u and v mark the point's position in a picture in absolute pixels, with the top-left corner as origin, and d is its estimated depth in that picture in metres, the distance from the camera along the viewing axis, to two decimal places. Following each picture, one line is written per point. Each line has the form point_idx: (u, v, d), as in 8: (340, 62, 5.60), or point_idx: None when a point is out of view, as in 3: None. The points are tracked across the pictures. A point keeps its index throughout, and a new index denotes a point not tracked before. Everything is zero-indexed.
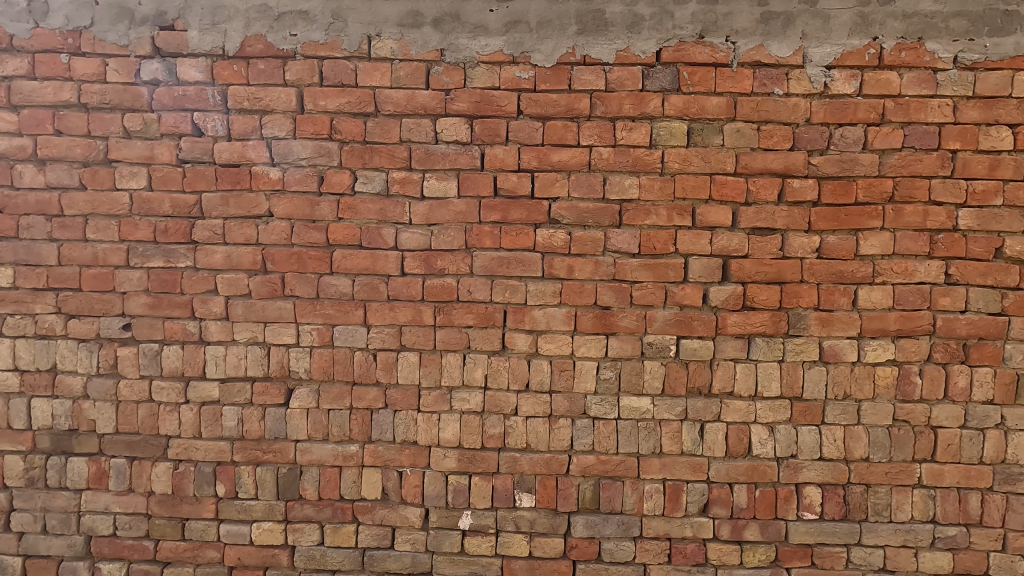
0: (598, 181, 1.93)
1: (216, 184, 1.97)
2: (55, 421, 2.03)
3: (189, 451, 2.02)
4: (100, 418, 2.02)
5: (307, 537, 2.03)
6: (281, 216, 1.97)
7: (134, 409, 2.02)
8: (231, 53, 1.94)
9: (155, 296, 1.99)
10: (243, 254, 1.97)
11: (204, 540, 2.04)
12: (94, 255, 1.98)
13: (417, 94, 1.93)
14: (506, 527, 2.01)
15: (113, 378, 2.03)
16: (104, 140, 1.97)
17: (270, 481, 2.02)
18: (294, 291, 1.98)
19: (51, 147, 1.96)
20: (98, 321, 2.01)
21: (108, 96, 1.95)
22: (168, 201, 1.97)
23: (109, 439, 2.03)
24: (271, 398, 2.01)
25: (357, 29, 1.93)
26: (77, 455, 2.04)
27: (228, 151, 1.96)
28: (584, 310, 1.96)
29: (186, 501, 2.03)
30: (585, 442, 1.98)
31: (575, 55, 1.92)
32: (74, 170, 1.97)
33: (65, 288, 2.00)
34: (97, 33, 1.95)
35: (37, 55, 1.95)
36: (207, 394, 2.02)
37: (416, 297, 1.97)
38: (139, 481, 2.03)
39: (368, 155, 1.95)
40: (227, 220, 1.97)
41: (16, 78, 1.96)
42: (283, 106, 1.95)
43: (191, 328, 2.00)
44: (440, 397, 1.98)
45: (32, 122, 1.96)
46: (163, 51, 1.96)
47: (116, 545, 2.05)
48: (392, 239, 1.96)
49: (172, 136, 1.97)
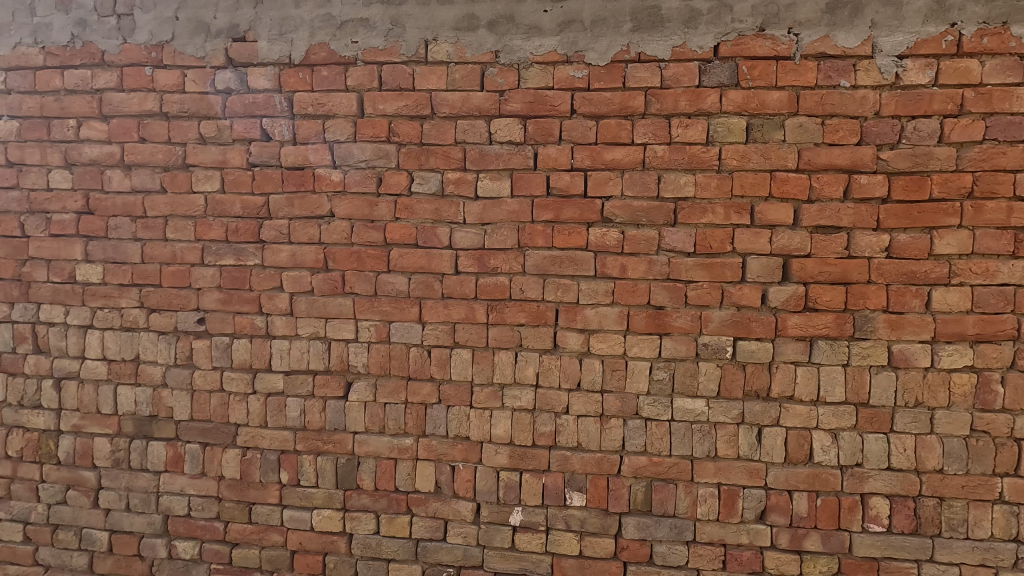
0: (652, 179, 1.91)
1: (282, 186, 2.07)
2: (138, 407, 2.19)
3: (256, 439, 2.14)
4: (177, 406, 2.17)
5: (364, 525, 2.10)
6: (341, 216, 2.05)
7: (207, 397, 2.16)
8: (297, 61, 2.04)
9: (226, 292, 2.12)
10: (307, 253, 2.07)
11: (269, 524, 2.15)
12: (172, 253, 2.13)
13: (472, 96, 1.97)
14: (556, 525, 2.01)
15: (189, 369, 2.17)
16: (182, 146, 2.11)
17: (329, 470, 2.11)
18: (354, 289, 2.06)
19: (137, 153, 2.12)
20: (176, 315, 2.15)
21: (186, 105, 2.09)
22: (239, 203, 2.09)
23: (185, 425, 2.17)
24: (331, 390, 2.10)
25: (414, 34, 1.99)
26: (156, 440, 2.19)
27: (294, 155, 2.06)
28: (637, 310, 1.94)
29: (252, 486, 2.15)
30: (637, 444, 1.96)
31: (630, 53, 1.90)
32: (156, 175, 2.12)
33: (147, 284, 2.15)
34: (177, 46, 2.09)
35: (125, 69, 2.11)
36: (272, 385, 2.12)
37: (469, 296, 2.01)
38: (211, 466, 2.16)
39: (424, 156, 2.00)
40: (292, 221, 2.07)
41: (106, 90, 2.12)
42: (344, 110, 2.03)
43: (259, 322, 2.12)
44: (492, 394, 2.01)
45: (120, 130, 2.12)
46: (235, 61, 2.07)
47: (190, 525, 2.19)
48: (446, 238, 2.01)
49: (243, 141, 2.09)
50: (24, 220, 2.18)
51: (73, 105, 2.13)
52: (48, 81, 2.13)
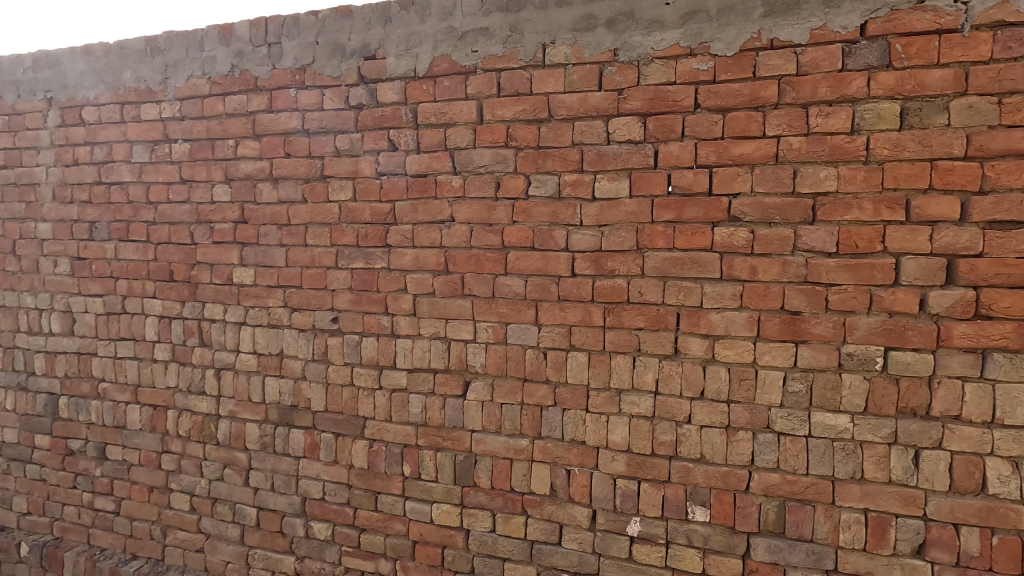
0: (786, 174, 1.77)
1: (407, 193, 2.18)
2: (282, 397, 2.42)
3: (382, 432, 2.27)
4: (314, 397, 2.36)
5: (481, 523, 2.15)
6: (461, 220, 2.12)
7: (340, 391, 2.33)
8: (421, 73, 2.14)
9: (357, 293, 2.27)
10: (429, 256, 2.16)
11: (393, 514, 2.27)
12: (311, 257, 2.32)
13: (590, 96, 1.95)
14: (677, 539, 1.92)
15: (324, 364, 2.35)
16: (320, 159, 2.30)
17: (448, 465, 2.18)
18: (473, 291, 2.12)
19: (283, 167, 2.34)
20: (314, 314, 2.35)
21: (325, 122, 2.27)
22: (369, 210, 2.23)
23: (320, 415, 2.36)
24: (451, 389, 2.17)
25: (532, 39, 2.01)
26: (296, 427, 2.40)
27: (418, 163, 2.16)
28: (768, 315, 1.80)
29: (378, 476, 2.28)
30: (768, 459, 1.82)
31: (761, 40, 1.78)
32: (298, 186, 2.33)
33: (290, 285, 2.37)
34: (317, 68, 2.28)
35: (274, 92, 2.34)
36: (397, 381, 2.24)
37: (586, 298, 1.98)
38: (342, 454, 2.33)
39: (541, 159, 2.01)
40: (416, 226, 2.18)
41: (258, 112, 2.37)
42: (465, 118, 2.09)
43: (385, 322, 2.25)
44: (608, 399, 1.97)
45: (270, 147, 2.36)
46: (366, 78, 2.22)
47: (324, 508, 2.37)
48: (563, 241, 2.00)
49: (372, 152, 2.23)
50: (193, 229, 2.50)
51: (233, 127, 2.41)
52: (212, 107, 2.43)
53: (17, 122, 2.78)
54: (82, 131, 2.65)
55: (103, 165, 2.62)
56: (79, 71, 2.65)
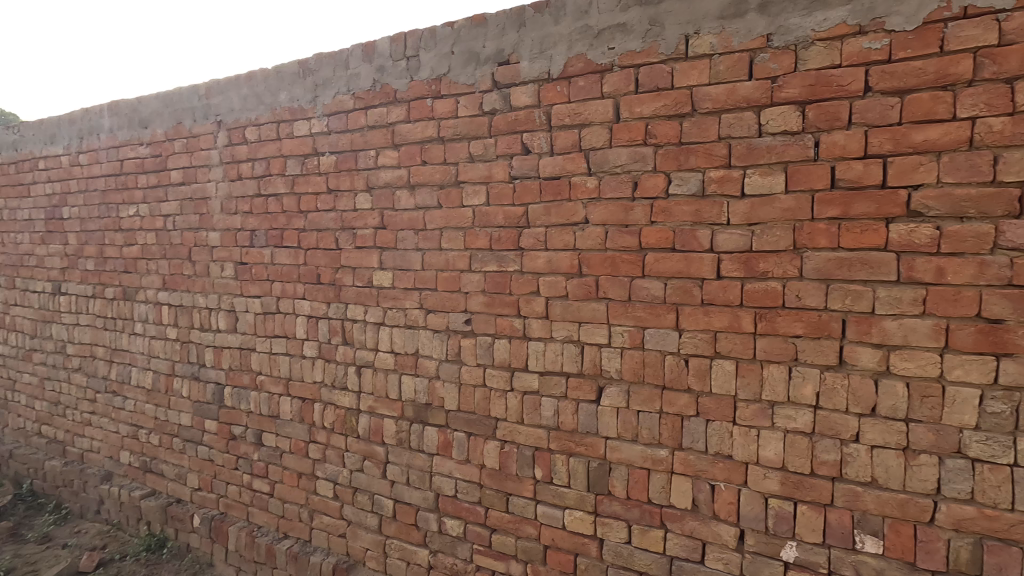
0: (984, 161, 1.54)
1: (540, 195, 2.18)
2: (417, 395, 2.51)
3: (513, 434, 2.29)
4: (448, 396, 2.43)
5: (616, 533, 2.08)
6: (596, 222, 2.07)
7: (472, 391, 2.38)
8: (555, 75, 2.13)
9: (490, 295, 2.31)
10: (563, 259, 2.14)
11: (524, 516, 2.28)
12: (446, 261, 2.39)
13: (739, 87, 1.82)
14: (842, 570, 1.74)
15: (457, 364, 2.41)
16: (455, 165, 2.36)
17: (581, 472, 2.14)
18: (608, 294, 2.06)
19: (420, 174, 2.44)
20: (448, 316, 2.41)
21: (459, 128, 2.33)
22: (502, 213, 2.25)
23: (453, 415, 2.43)
24: (584, 394, 2.13)
25: (674, 30, 1.92)
26: (430, 425, 2.49)
27: (552, 165, 2.15)
28: (959, 323, 1.57)
29: (510, 477, 2.30)
30: (959, 489, 1.59)
31: (952, 9, 1.56)
32: (434, 193, 2.41)
33: (426, 288, 2.46)
34: (452, 77, 2.34)
35: (412, 103, 2.44)
36: (529, 384, 2.25)
37: (733, 302, 1.86)
38: (474, 454, 2.38)
39: (683, 156, 1.92)
40: (549, 228, 2.17)
41: (397, 123, 2.49)
42: (600, 117, 2.05)
43: (517, 324, 2.26)
44: (759, 411, 1.83)
45: (407, 156, 2.46)
46: (500, 84, 2.24)
47: (457, 505, 2.43)
48: (707, 241, 1.89)
49: (505, 156, 2.25)
50: (338, 235, 2.67)
51: (374, 138, 2.55)
52: (356, 120, 2.59)
53: (193, 144, 3.16)
54: (245, 148, 2.95)
55: (263, 178, 2.89)
56: (243, 95, 2.95)
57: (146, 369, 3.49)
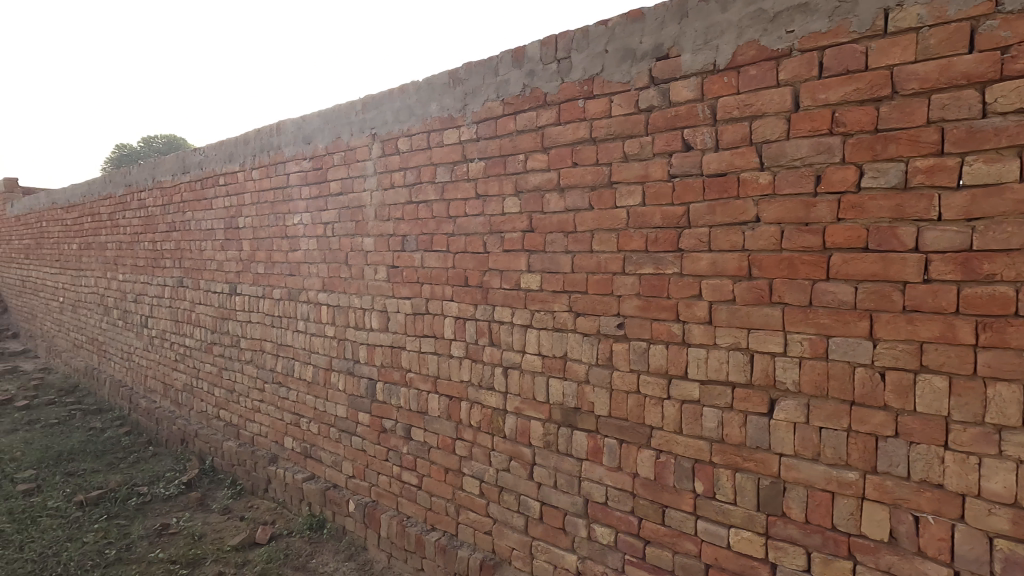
0: None
1: (704, 194, 2.06)
2: (565, 399, 2.50)
3: (671, 444, 2.19)
4: (598, 401, 2.39)
5: (792, 559, 1.91)
6: (770, 220, 1.92)
7: (624, 397, 2.31)
8: (722, 66, 2.00)
9: (645, 299, 2.23)
10: (730, 261, 2.01)
11: (682, 531, 2.17)
12: (597, 263, 2.35)
13: (955, 62, 1.59)
14: None
15: (608, 369, 2.36)
16: (608, 166, 2.31)
17: (750, 489, 1.99)
18: (784, 298, 1.90)
19: (570, 177, 2.42)
20: (599, 319, 2.37)
21: (613, 128, 2.28)
22: (660, 213, 2.17)
23: (604, 420, 2.37)
24: (753, 405, 1.98)
25: (869, 5, 1.72)
26: (579, 429, 2.46)
27: (717, 161, 2.03)
28: None
29: (666, 489, 2.20)
30: None
31: None
32: (585, 194, 2.38)
33: (576, 290, 2.43)
34: (606, 76, 2.30)
35: (562, 105, 2.43)
36: (688, 393, 2.14)
37: (946, 309, 1.62)
38: (627, 462, 2.31)
39: (880, 145, 1.71)
40: (713, 228, 2.04)
41: (547, 126, 2.49)
42: (776, 107, 1.89)
43: (676, 329, 2.15)
44: (982, 436, 1.58)
45: (558, 159, 2.46)
46: (658, 79, 2.16)
47: (608, 513, 2.37)
48: (911, 240, 1.67)
49: (664, 154, 2.16)
50: (487, 239, 2.73)
51: (523, 142, 2.57)
52: (505, 126, 2.63)
53: (350, 156, 3.40)
54: (397, 158, 3.13)
55: (414, 186, 3.05)
56: (396, 108, 3.12)
57: (307, 363, 3.83)
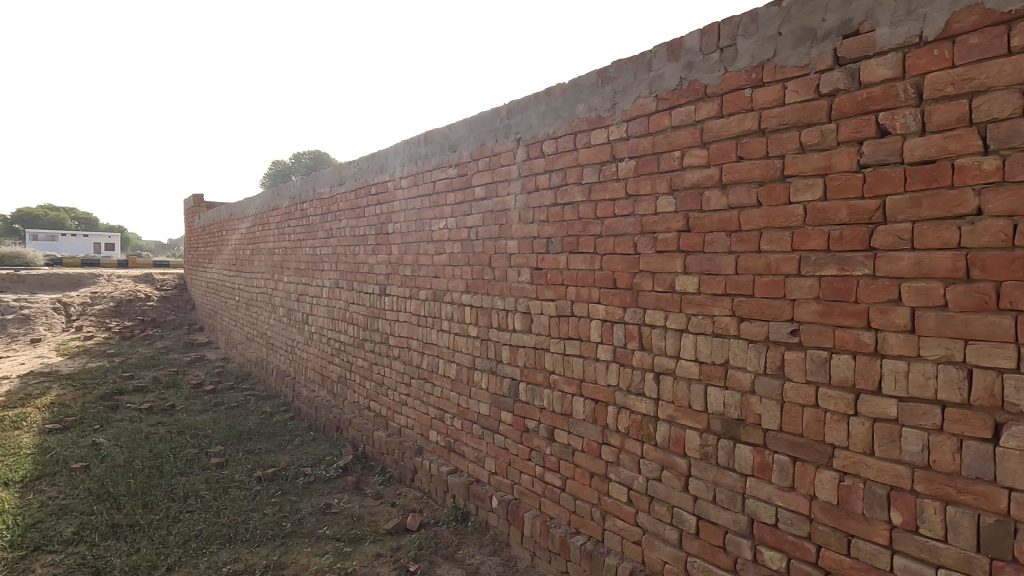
0: None
1: (904, 185, 1.81)
2: (727, 409, 2.33)
3: (859, 466, 1.95)
4: (766, 414, 2.20)
5: None
6: (996, 213, 1.64)
7: (799, 411, 2.10)
8: (931, 37, 1.75)
9: (826, 303, 2.01)
10: (940, 261, 1.74)
11: (874, 565, 1.93)
12: (767, 264, 2.16)
13: None
14: None
15: (779, 379, 2.16)
16: (780, 158, 2.12)
17: (967, 526, 1.71)
18: (1017, 305, 1.61)
19: (734, 172, 2.26)
20: (767, 325, 2.18)
21: (787, 117, 2.09)
22: (846, 208, 1.94)
23: (773, 435, 2.18)
24: (972, 429, 1.70)
25: None
26: (743, 443, 2.29)
27: (923, 147, 1.77)
28: None
29: (853, 516, 1.97)
30: None
31: None
32: (753, 190, 2.21)
33: (740, 294, 2.26)
34: (779, 61, 2.12)
35: (726, 96, 2.28)
36: (883, 410, 1.89)
37: None
38: (802, 482, 2.10)
39: None
40: (918, 224, 1.78)
41: (707, 120, 2.35)
42: (1007, 79, 1.61)
43: (866, 338, 1.92)
44: None
45: (720, 153, 2.31)
46: (845, 59, 1.94)
47: (778, 536, 2.18)
48: None
49: (852, 142, 1.94)
50: (637, 240, 2.64)
51: (679, 138, 2.46)
52: (659, 122, 2.53)
53: (495, 161, 3.50)
54: (543, 161, 3.15)
55: (560, 188, 3.05)
56: (542, 111, 3.16)
57: (451, 361, 4.01)
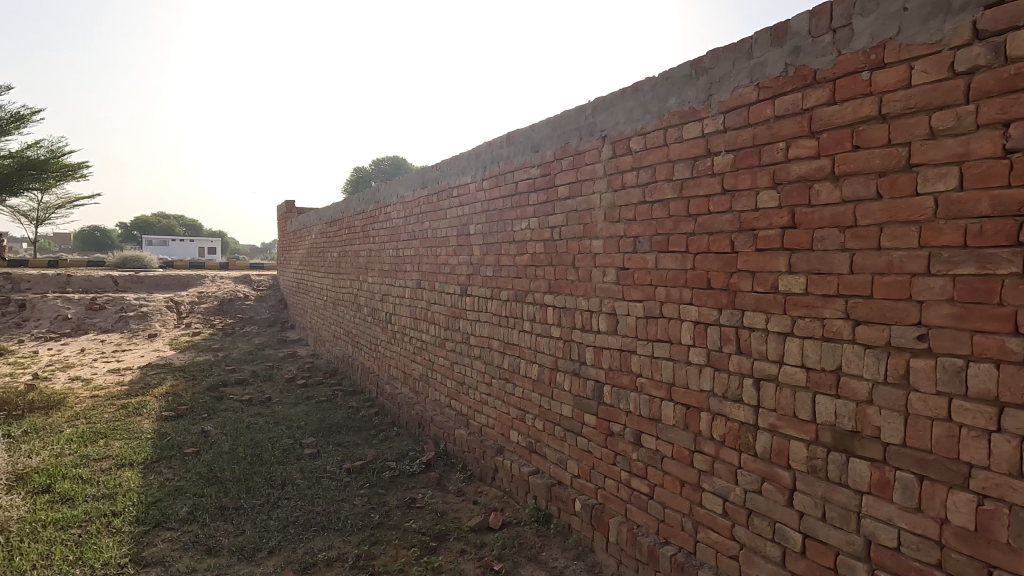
0: None
1: None
2: (839, 420, 2.15)
3: (1003, 490, 1.73)
4: (887, 427, 2.01)
5: None
6: None
7: (927, 425, 1.90)
8: None
9: (962, 306, 1.80)
10: None
11: None
12: (888, 262, 1.98)
13: None
14: None
15: (902, 389, 1.96)
16: (905, 146, 1.94)
17: None
18: None
19: (849, 163, 2.09)
20: (888, 329, 1.99)
21: (914, 100, 1.90)
22: (987, 199, 1.73)
23: (895, 450, 1.99)
24: None
25: None
26: (858, 457, 2.10)
27: None
28: None
29: (996, 546, 1.75)
30: None
31: None
32: (871, 182, 2.02)
33: (855, 295, 2.08)
34: (904, 39, 1.93)
35: (839, 81, 2.11)
36: None
37: None
38: (931, 504, 1.90)
39: None
40: None
41: (817, 108, 2.19)
42: None
43: (1013, 346, 1.70)
44: None
45: (832, 143, 2.14)
46: (987, 33, 1.74)
47: (901, 561, 1.98)
48: None
49: (995, 125, 1.73)
50: (735, 238, 2.50)
51: (784, 128, 2.30)
52: (760, 113, 2.39)
53: (579, 160, 3.46)
54: (630, 158, 3.07)
55: (648, 186, 2.96)
56: (629, 107, 3.08)
57: (533, 362, 4.00)
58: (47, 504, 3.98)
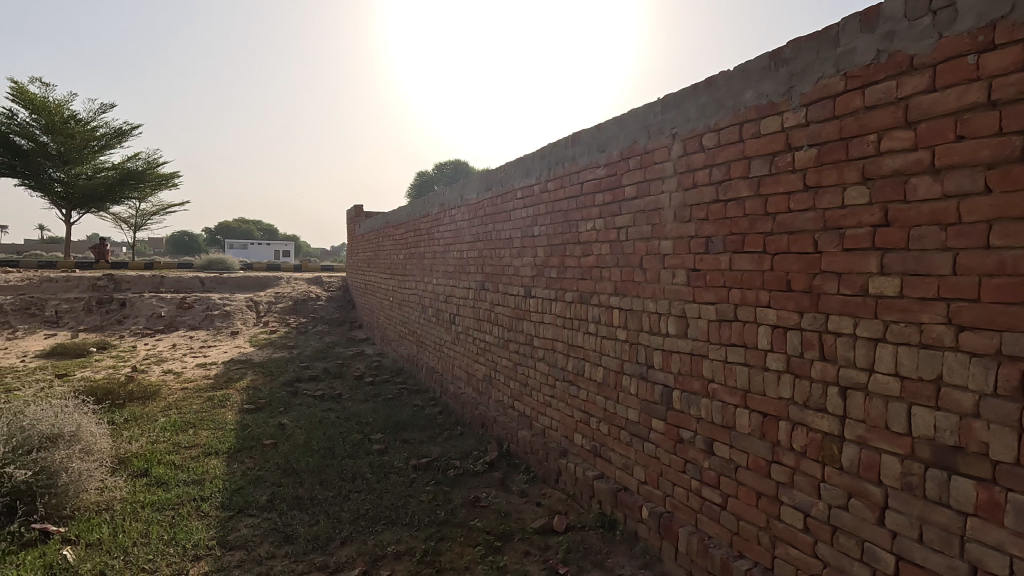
0: None
1: None
2: (939, 434, 1.98)
3: None
4: (997, 443, 1.82)
5: None
6: None
7: None
8: None
9: None
10: None
11: None
12: (998, 263, 1.80)
13: None
14: None
15: (1016, 402, 1.78)
16: (1020, 135, 1.76)
17: None
18: None
19: (952, 155, 1.92)
20: (998, 336, 1.81)
21: None
22: None
23: (1007, 469, 1.80)
24: None
25: None
26: (962, 476, 1.92)
27: None
28: None
29: None
30: None
31: None
32: (978, 175, 1.85)
33: (959, 298, 1.91)
34: (1018, 17, 1.76)
35: (941, 66, 1.95)
36: None
37: None
38: None
39: None
40: None
41: (914, 96, 2.04)
42: None
43: None
44: None
45: (931, 134, 1.98)
46: None
47: None
48: None
49: None
50: (818, 237, 2.36)
51: (875, 119, 2.16)
52: (848, 103, 2.25)
53: (647, 159, 3.38)
54: (703, 156, 2.97)
55: (721, 184, 2.85)
56: (702, 103, 2.98)
57: (598, 365, 3.95)
58: (145, 487, 4.32)
